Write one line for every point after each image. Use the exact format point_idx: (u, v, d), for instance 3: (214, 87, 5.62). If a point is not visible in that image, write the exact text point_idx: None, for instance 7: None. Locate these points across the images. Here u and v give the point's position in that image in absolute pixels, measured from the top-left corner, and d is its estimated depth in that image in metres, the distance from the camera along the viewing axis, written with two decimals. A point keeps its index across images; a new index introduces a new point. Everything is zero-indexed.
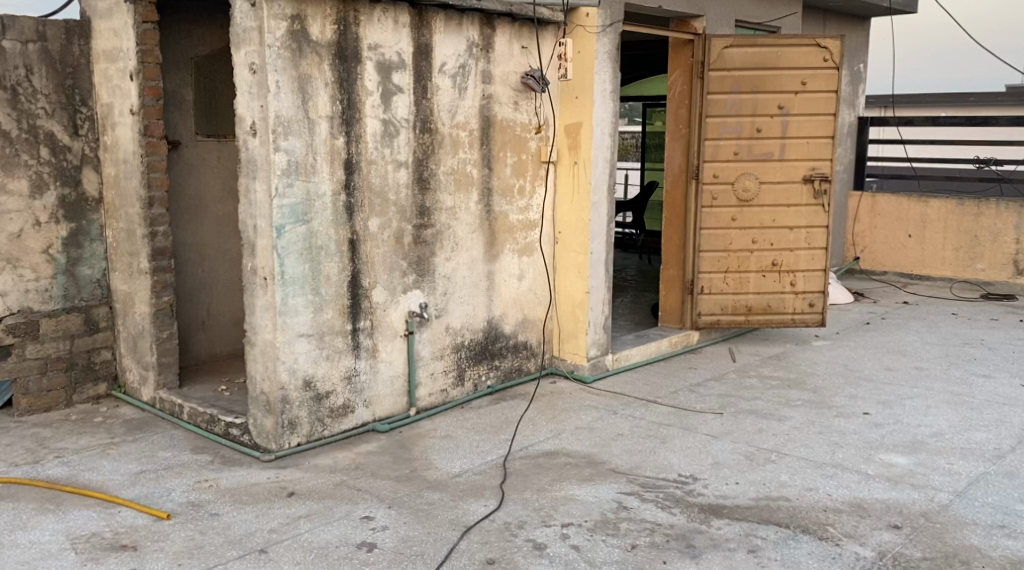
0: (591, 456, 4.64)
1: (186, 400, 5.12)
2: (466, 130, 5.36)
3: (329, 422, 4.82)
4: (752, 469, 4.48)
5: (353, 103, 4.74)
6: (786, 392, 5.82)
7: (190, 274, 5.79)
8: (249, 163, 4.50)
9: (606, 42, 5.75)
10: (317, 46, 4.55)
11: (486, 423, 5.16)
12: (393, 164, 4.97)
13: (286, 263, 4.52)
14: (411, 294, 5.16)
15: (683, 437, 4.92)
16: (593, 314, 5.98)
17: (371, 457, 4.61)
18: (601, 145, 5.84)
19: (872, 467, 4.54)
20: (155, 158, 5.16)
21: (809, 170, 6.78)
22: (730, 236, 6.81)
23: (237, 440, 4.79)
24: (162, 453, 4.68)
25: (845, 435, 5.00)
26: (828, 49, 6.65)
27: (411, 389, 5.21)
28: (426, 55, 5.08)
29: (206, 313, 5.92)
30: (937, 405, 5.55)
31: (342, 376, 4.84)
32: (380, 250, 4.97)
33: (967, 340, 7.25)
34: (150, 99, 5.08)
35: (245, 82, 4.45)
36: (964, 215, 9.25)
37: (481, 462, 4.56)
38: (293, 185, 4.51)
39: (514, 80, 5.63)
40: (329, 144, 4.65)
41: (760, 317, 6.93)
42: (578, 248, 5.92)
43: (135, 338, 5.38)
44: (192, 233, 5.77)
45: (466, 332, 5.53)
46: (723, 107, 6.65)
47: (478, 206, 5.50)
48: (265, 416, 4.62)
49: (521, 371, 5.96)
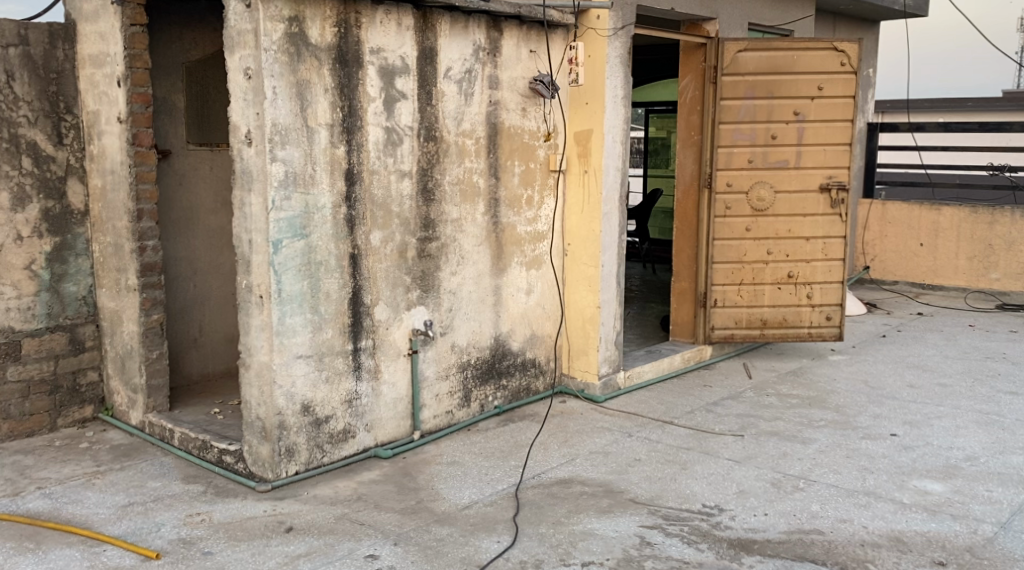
0: (608, 484, 4.37)
1: (177, 425, 4.83)
2: (472, 138, 5.09)
3: (328, 449, 4.53)
4: (781, 499, 4.21)
5: (353, 109, 4.47)
6: (808, 412, 5.55)
7: (182, 289, 5.51)
8: (244, 174, 4.22)
9: (618, 45, 5.50)
10: (316, 50, 4.28)
11: (494, 447, 4.88)
12: (396, 175, 4.70)
13: (283, 280, 4.25)
14: (415, 310, 4.88)
15: (704, 463, 4.65)
16: (604, 329, 5.71)
17: (373, 487, 4.33)
18: (612, 153, 5.58)
19: (906, 495, 4.27)
20: (144, 168, 4.88)
21: (826, 178, 6.53)
22: (744, 246, 6.55)
23: (231, 469, 4.50)
24: (151, 483, 4.39)
25: (874, 459, 4.74)
26: (845, 53, 6.40)
27: (415, 412, 4.92)
28: (430, 59, 4.81)
29: (198, 330, 5.63)
30: (966, 425, 5.29)
31: (342, 399, 4.56)
32: (383, 264, 4.69)
33: (989, 354, 6.99)
34: (138, 106, 4.81)
35: (239, 88, 4.17)
36: (978, 223, 8.99)
37: (492, 492, 4.28)
38: (291, 197, 4.24)
39: (522, 86, 5.36)
40: (329, 154, 4.38)
41: (776, 331, 6.67)
42: (589, 261, 5.65)
43: (123, 358, 5.09)
44: (184, 247, 5.49)
45: (471, 351, 5.25)
46: (737, 113, 6.39)
47: (485, 217, 5.23)
48: (261, 443, 4.34)
49: (529, 391, 5.68)
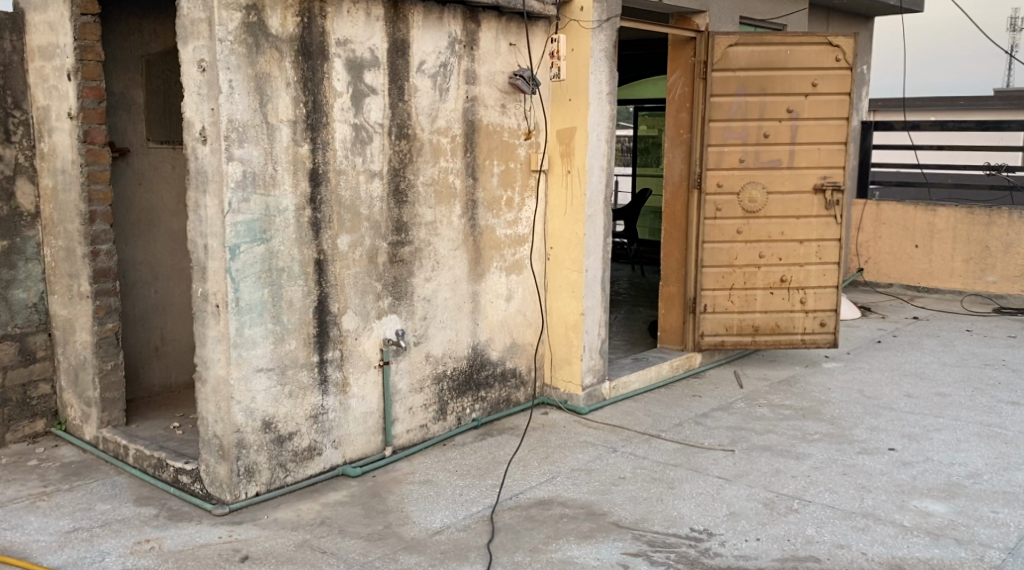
0: (590, 506, 4.10)
1: (132, 441, 4.54)
2: (447, 136, 4.81)
3: (292, 468, 4.24)
4: (774, 522, 3.95)
5: (318, 105, 4.18)
6: (802, 425, 5.29)
7: (141, 296, 5.21)
8: (199, 174, 3.93)
9: (603, 38, 5.22)
10: (277, 41, 3.98)
11: (471, 464, 4.60)
12: (366, 175, 4.42)
13: (240, 288, 3.95)
14: (387, 319, 4.59)
15: (693, 481, 4.39)
16: (588, 337, 5.43)
17: (339, 510, 4.05)
18: (597, 151, 5.30)
19: (907, 517, 4.00)
20: (97, 167, 4.58)
21: (820, 179, 6.27)
22: (735, 250, 6.28)
23: (187, 489, 4.21)
24: (99, 506, 4.09)
25: (872, 477, 4.48)
26: (840, 48, 6.13)
27: (387, 427, 4.64)
28: (402, 52, 4.53)
29: (159, 338, 5.33)
30: (968, 439, 5.03)
31: (307, 415, 4.27)
32: (351, 270, 4.40)
33: (988, 361, 6.75)
34: (90, 101, 4.51)
35: (193, 82, 3.88)
36: (974, 225, 8.77)
37: (465, 515, 4.00)
38: (249, 199, 3.94)
39: (502, 81, 5.08)
40: (291, 153, 4.09)
41: (768, 337, 6.40)
42: (573, 265, 5.37)
43: (76, 370, 4.79)
44: (143, 251, 5.19)
45: (448, 361, 4.96)
46: (728, 110, 6.12)
47: (462, 219, 4.94)
48: (218, 462, 4.05)
49: (509, 402, 5.40)
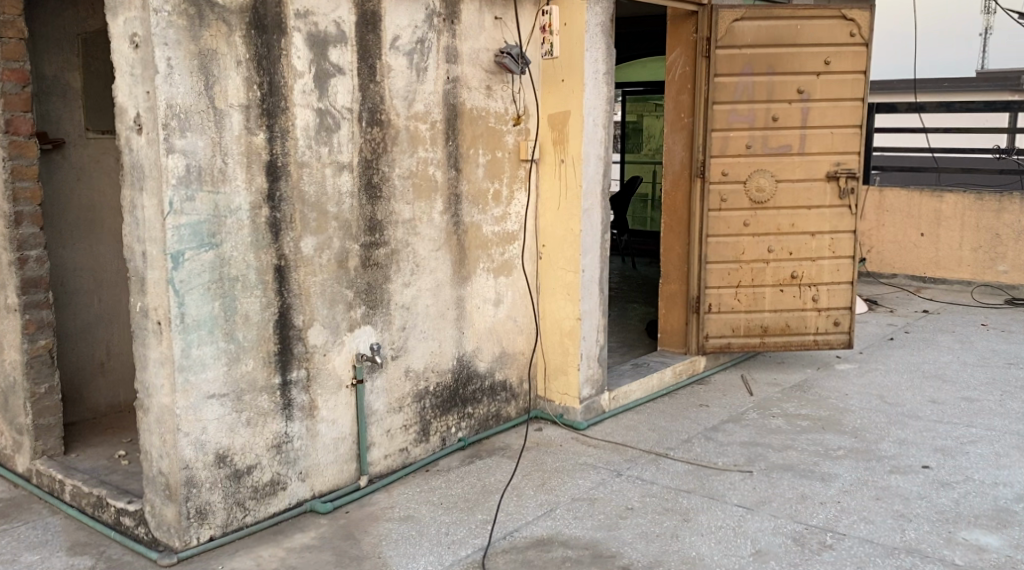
0: (595, 546, 3.57)
1: (69, 476, 3.95)
2: (426, 122, 4.24)
3: (252, 506, 3.69)
4: (807, 562, 3.44)
5: (276, 87, 3.61)
6: (823, 438, 4.79)
7: (82, 306, 4.62)
8: (135, 169, 3.36)
9: (599, 11, 4.65)
10: (224, 12, 3.39)
11: (458, 495, 4.05)
12: (333, 167, 3.84)
13: (185, 302, 3.38)
14: (360, 331, 4.03)
15: (710, 511, 3.87)
16: (586, 344, 4.90)
17: (306, 557, 3.50)
18: (593, 138, 4.75)
19: (958, 553, 3.51)
20: (22, 162, 3.98)
21: (833, 165, 5.76)
22: (742, 243, 5.76)
23: (131, 534, 3.64)
24: (25, 556, 3.52)
25: (909, 502, 3.98)
26: (855, 23, 5.60)
27: (362, 453, 4.09)
28: (372, 26, 3.95)
29: (105, 353, 4.74)
30: (1007, 453, 4.54)
31: (268, 445, 3.71)
32: (317, 277, 3.83)
33: (1012, 360, 6.27)
34: (11, 85, 3.90)
35: (126, 61, 3.30)
36: (984, 211, 8.32)
37: (452, 561, 3.47)
38: (195, 197, 3.37)
39: (486, 59, 4.51)
40: (244, 143, 3.51)
41: (777, 338, 5.90)
42: (568, 264, 4.83)
43: (6, 394, 4.20)
44: (85, 253, 4.60)
45: (430, 375, 4.41)
46: (733, 92, 5.59)
47: (445, 216, 4.38)
48: (165, 504, 3.49)
49: (499, 418, 4.86)
